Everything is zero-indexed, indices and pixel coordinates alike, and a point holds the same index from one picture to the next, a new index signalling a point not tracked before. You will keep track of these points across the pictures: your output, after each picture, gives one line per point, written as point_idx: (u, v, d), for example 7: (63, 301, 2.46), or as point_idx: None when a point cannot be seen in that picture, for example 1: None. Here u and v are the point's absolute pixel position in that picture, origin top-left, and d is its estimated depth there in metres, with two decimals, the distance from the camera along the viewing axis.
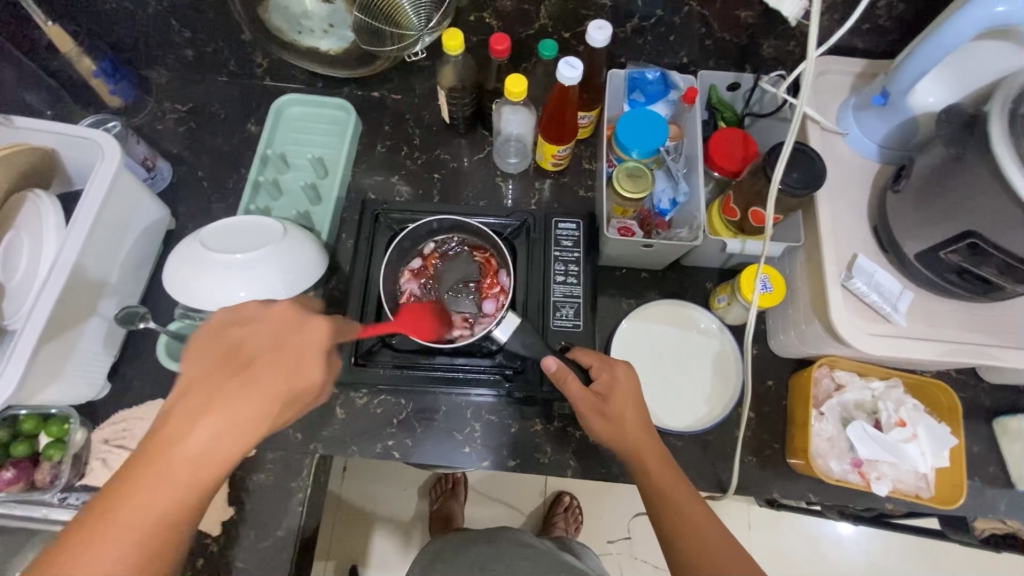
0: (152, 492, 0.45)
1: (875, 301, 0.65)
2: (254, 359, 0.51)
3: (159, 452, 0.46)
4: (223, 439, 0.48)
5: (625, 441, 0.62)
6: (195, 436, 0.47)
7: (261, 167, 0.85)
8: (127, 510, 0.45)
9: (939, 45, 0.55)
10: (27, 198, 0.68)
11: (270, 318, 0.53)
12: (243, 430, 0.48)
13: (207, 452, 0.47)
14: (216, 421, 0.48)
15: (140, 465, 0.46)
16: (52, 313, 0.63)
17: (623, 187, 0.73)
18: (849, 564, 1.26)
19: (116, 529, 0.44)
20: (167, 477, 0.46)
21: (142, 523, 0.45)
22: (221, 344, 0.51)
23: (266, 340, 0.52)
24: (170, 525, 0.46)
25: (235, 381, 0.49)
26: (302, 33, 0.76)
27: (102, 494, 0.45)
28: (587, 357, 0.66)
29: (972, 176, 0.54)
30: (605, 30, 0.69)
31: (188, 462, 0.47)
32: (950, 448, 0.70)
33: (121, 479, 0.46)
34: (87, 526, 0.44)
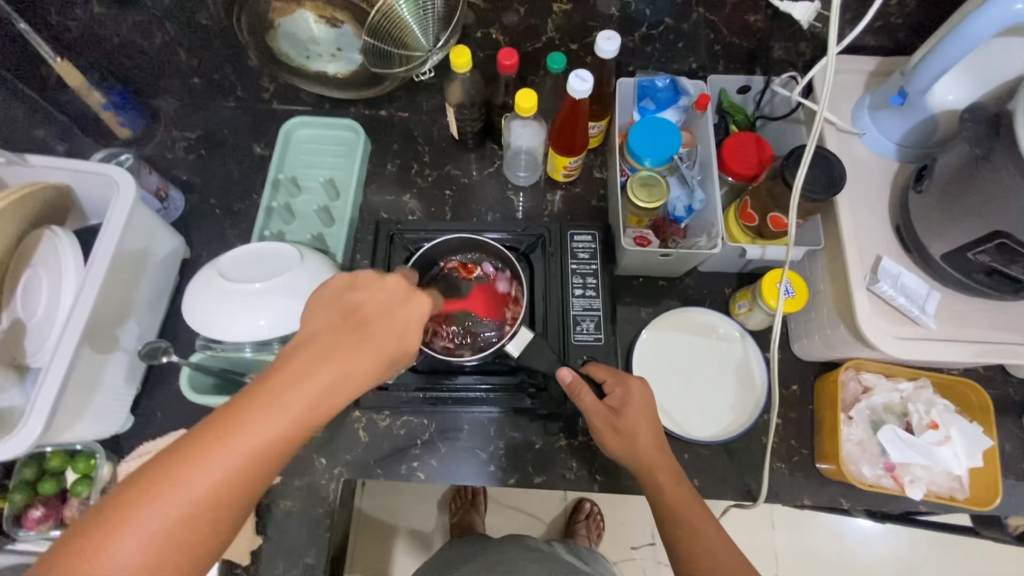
0: (263, 429, 0.41)
1: (902, 304, 0.64)
2: (369, 319, 0.48)
3: (274, 387, 0.42)
4: (336, 388, 0.44)
5: (637, 458, 0.60)
6: (313, 379, 0.43)
7: (273, 192, 0.85)
8: (235, 442, 0.40)
9: (959, 43, 0.54)
10: (45, 235, 0.68)
11: (386, 284, 0.50)
12: (355, 382, 0.45)
13: (321, 400, 0.43)
14: (333, 371, 0.44)
15: (251, 398, 0.42)
16: (77, 351, 0.64)
17: (637, 197, 0.72)
18: (876, 560, 1.25)
19: (222, 461, 0.40)
20: (281, 411, 0.42)
21: (245, 460, 0.40)
22: (339, 301, 0.49)
23: (381, 302, 0.49)
24: (267, 468, 0.41)
25: (352, 336, 0.46)
26: (311, 57, 0.74)
27: (212, 420, 0.41)
28: (601, 373, 0.66)
29: (1000, 175, 0.53)
30: (614, 40, 0.68)
31: (301, 406, 0.43)
32: (984, 450, 0.69)
33: (233, 408, 0.41)
34: (188, 449, 0.40)
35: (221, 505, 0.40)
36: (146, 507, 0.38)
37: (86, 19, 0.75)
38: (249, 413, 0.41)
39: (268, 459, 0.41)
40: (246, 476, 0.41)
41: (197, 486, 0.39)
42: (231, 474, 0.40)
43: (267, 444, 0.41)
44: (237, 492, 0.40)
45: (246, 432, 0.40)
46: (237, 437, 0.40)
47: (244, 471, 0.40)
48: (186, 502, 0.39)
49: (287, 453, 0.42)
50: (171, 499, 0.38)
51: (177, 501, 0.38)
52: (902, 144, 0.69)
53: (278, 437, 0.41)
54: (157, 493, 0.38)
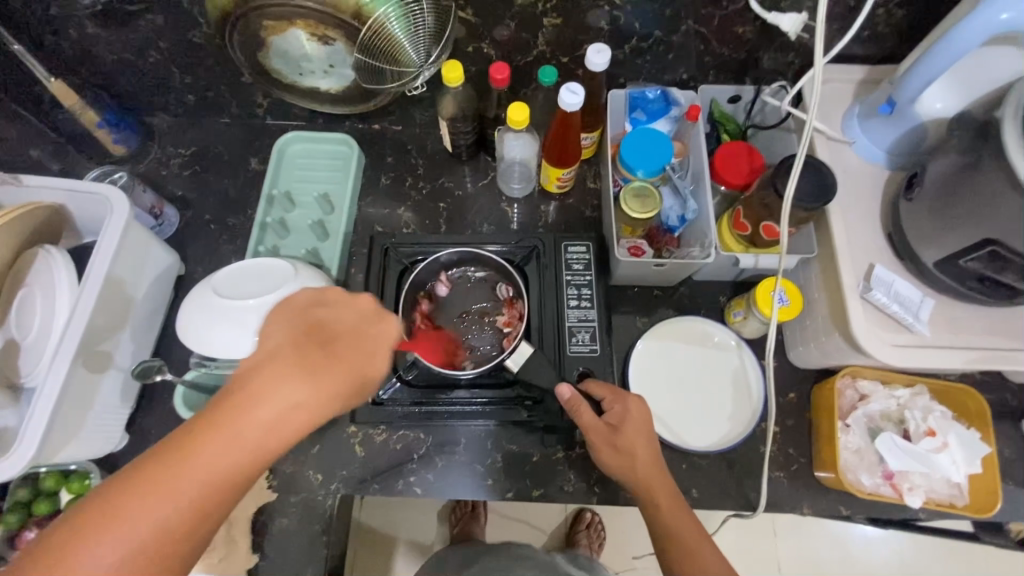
0: (218, 452, 0.41)
1: (896, 312, 0.64)
2: (334, 340, 0.49)
3: (232, 410, 0.43)
4: (296, 411, 0.45)
5: (635, 476, 0.60)
6: (271, 402, 0.44)
7: (267, 208, 0.85)
8: (189, 466, 0.40)
9: (946, 53, 0.55)
10: (38, 254, 0.68)
11: (356, 305, 0.52)
12: (315, 405, 0.46)
13: (279, 423, 0.44)
14: (293, 393, 0.45)
15: (208, 422, 0.42)
16: (69, 371, 0.63)
17: (631, 208, 0.72)
18: (880, 566, 1.24)
19: (175, 485, 0.40)
20: (236, 436, 0.42)
21: (200, 484, 0.41)
22: (305, 322, 0.50)
23: (346, 324, 0.50)
24: (222, 494, 0.41)
25: (314, 357, 0.47)
26: (303, 73, 0.76)
27: (166, 445, 0.41)
28: (600, 389, 0.65)
29: (990, 183, 0.53)
30: (603, 53, 0.69)
31: (258, 430, 0.43)
32: (983, 457, 0.69)
33: (188, 432, 0.42)
34: (141, 475, 0.40)
35: (174, 531, 0.40)
36: (94, 535, 0.38)
37: (78, 40, 0.75)
38: (205, 437, 0.42)
39: (224, 485, 0.41)
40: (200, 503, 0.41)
41: (148, 513, 0.39)
42: (184, 500, 0.40)
43: (222, 468, 0.41)
44: (191, 519, 0.40)
45: (201, 455, 0.41)
46: (191, 461, 0.41)
47: (198, 497, 0.40)
48: (136, 528, 0.39)
49: (241, 482, 0.42)
50: (121, 527, 0.38)
51: (127, 527, 0.38)
52: (892, 152, 0.70)
53: (232, 461, 0.42)
54: (106, 522, 0.38)
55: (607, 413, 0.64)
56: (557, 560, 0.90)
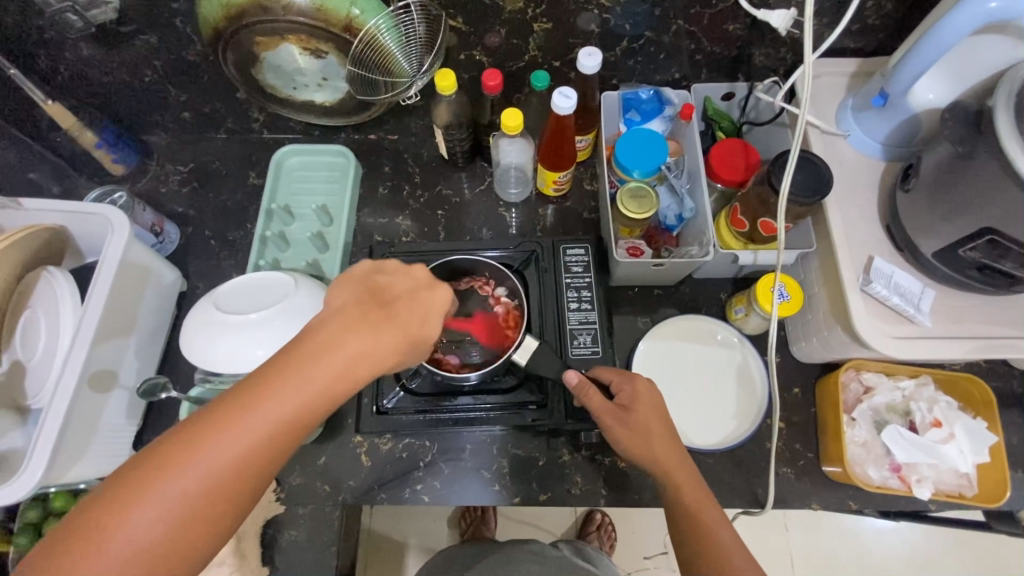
0: (280, 402, 0.41)
1: (897, 304, 0.64)
2: (393, 301, 0.47)
3: (298, 362, 0.42)
4: (356, 367, 0.43)
5: (650, 452, 0.59)
6: (334, 355, 0.43)
7: (267, 222, 0.85)
8: (254, 412, 0.40)
9: (935, 45, 0.55)
10: (43, 275, 0.69)
11: (411, 272, 0.49)
12: (375, 361, 0.44)
13: (340, 377, 0.43)
14: (353, 347, 0.43)
15: (273, 373, 0.42)
16: (77, 391, 0.64)
17: (628, 210, 0.72)
18: (893, 557, 1.23)
19: (241, 432, 0.40)
20: (300, 388, 0.41)
21: (264, 431, 0.40)
22: (364, 282, 0.47)
23: (407, 288, 0.48)
24: (285, 442, 0.41)
25: (376, 316, 0.45)
26: (297, 87, 0.76)
27: (234, 391, 0.41)
28: (607, 373, 0.66)
29: (985, 173, 0.53)
30: (595, 56, 0.69)
31: (321, 382, 0.42)
32: (990, 446, 0.69)
33: (255, 380, 0.41)
34: (210, 418, 0.40)
35: (237, 478, 0.40)
36: (165, 474, 0.38)
37: (74, 63, 0.76)
38: (270, 386, 0.41)
39: (287, 432, 0.41)
40: (265, 449, 0.40)
41: (216, 454, 0.39)
42: (250, 445, 0.40)
43: (284, 420, 0.41)
44: (256, 464, 0.40)
45: (263, 406, 0.40)
46: (257, 409, 0.40)
47: (262, 444, 0.40)
48: (204, 468, 0.39)
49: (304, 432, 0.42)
50: (189, 469, 0.38)
51: (193, 472, 0.38)
52: (887, 143, 0.70)
53: (294, 411, 0.41)
54: (177, 461, 0.38)
55: (617, 395, 0.64)
56: (571, 556, 0.90)
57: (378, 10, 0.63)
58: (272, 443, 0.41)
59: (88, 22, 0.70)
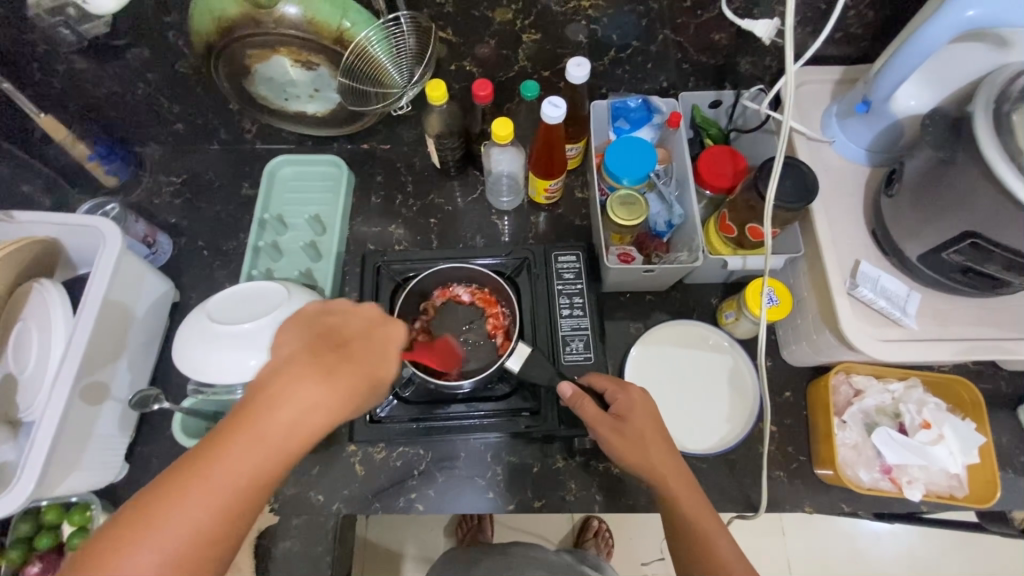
0: (241, 456, 0.42)
1: (884, 307, 0.65)
2: (347, 343, 0.50)
3: (260, 410, 0.44)
4: (313, 411, 0.45)
5: (648, 462, 0.59)
6: (291, 403, 0.45)
7: (260, 232, 0.86)
8: (215, 468, 0.41)
9: (915, 52, 0.56)
10: (33, 288, 0.68)
11: (361, 313, 0.53)
12: (333, 403, 0.46)
13: (299, 422, 0.44)
14: (310, 393, 0.45)
15: (231, 428, 0.43)
16: (68, 403, 0.63)
17: (618, 216, 0.73)
18: (889, 560, 1.24)
19: (209, 486, 0.41)
20: (263, 436, 0.43)
21: (226, 490, 0.41)
22: (318, 329, 0.51)
23: (357, 327, 0.51)
24: (252, 494, 0.42)
25: (330, 360, 0.48)
26: (289, 98, 0.77)
27: (194, 451, 0.42)
28: (602, 382, 0.65)
29: (964, 177, 0.54)
30: (583, 66, 0.70)
31: (281, 430, 0.44)
32: (979, 446, 0.70)
33: (212, 438, 0.43)
34: (171, 481, 0.41)
35: (206, 534, 0.40)
36: (134, 539, 0.39)
37: (67, 76, 0.76)
38: (230, 440, 0.43)
39: (251, 483, 0.42)
40: (231, 503, 0.41)
41: (182, 514, 0.40)
42: (217, 500, 0.41)
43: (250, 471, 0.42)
44: (224, 519, 0.41)
45: (228, 458, 0.42)
46: (219, 464, 0.41)
47: (229, 496, 0.41)
48: (173, 529, 0.39)
49: (271, 481, 0.43)
50: (160, 530, 0.39)
51: (163, 533, 0.39)
52: (872, 149, 0.71)
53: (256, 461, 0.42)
54: (143, 527, 0.39)
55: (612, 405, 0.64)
56: (570, 560, 0.92)
57: (369, 22, 0.65)
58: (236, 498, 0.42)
59: (81, 36, 0.70)
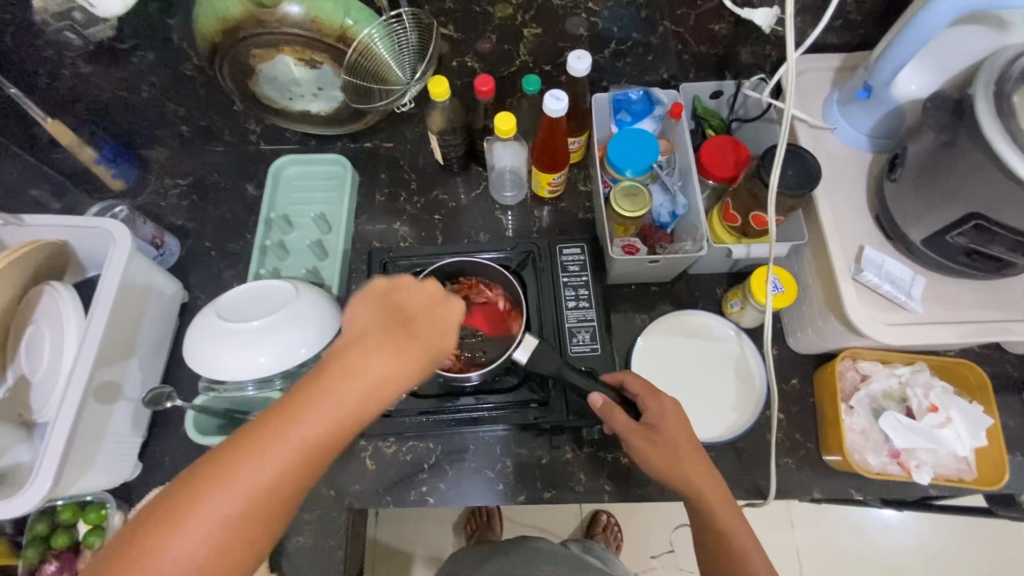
0: (308, 426, 0.42)
1: (889, 292, 0.65)
2: (412, 318, 0.48)
3: (329, 380, 0.43)
4: (383, 383, 0.45)
5: (678, 471, 0.59)
6: (358, 375, 0.44)
7: (266, 231, 0.87)
8: (284, 435, 0.41)
9: (916, 36, 0.56)
10: (44, 289, 0.69)
11: (426, 287, 0.50)
12: (399, 379, 0.45)
13: (367, 395, 0.44)
14: (377, 368, 0.45)
15: (299, 396, 0.43)
16: (83, 401, 0.64)
17: (622, 208, 0.73)
18: (899, 549, 1.24)
19: (275, 451, 0.41)
20: (334, 404, 0.43)
21: (293, 456, 0.41)
22: (384, 301, 0.49)
23: (424, 301, 0.50)
24: (317, 463, 0.42)
25: (398, 334, 0.47)
26: (293, 97, 0.78)
27: (263, 417, 0.42)
28: (635, 385, 0.64)
29: (966, 159, 0.55)
30: (585, 59, 0.70)
31: (347, 404, 0.43)
32: (987, 429, 0.70)
33: (284, 401, 0.43)
34: (242, 442, 0.41)
35: (275, 493, 0.41)
36: (206, 495, 0.39)
37: (74, 80, 0.77)
38: (297, 407, 0.42)
39: (319, 450, 0.42)
40: (297, 471, 0.41)
41: (252, 478, 0.40)
42: (284, 463, 0.41)
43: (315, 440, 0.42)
44: (289, 486, 0.41)
45: (297, 422, 0.42)
46: (290, 431, 0.41)
47: (298, 460, 0.41)
48: (244, 486, 0.40)
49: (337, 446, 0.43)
50: (231, 488, 0.40)
51: (236, 490, 0.40)
52: (873, 135, 0.71)
53: (323, 433, 0.42)
54: (214, 487, 0.40)
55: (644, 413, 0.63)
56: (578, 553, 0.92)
57: (371, 20, 0.65)
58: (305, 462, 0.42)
59: (86, 40, 0.72)
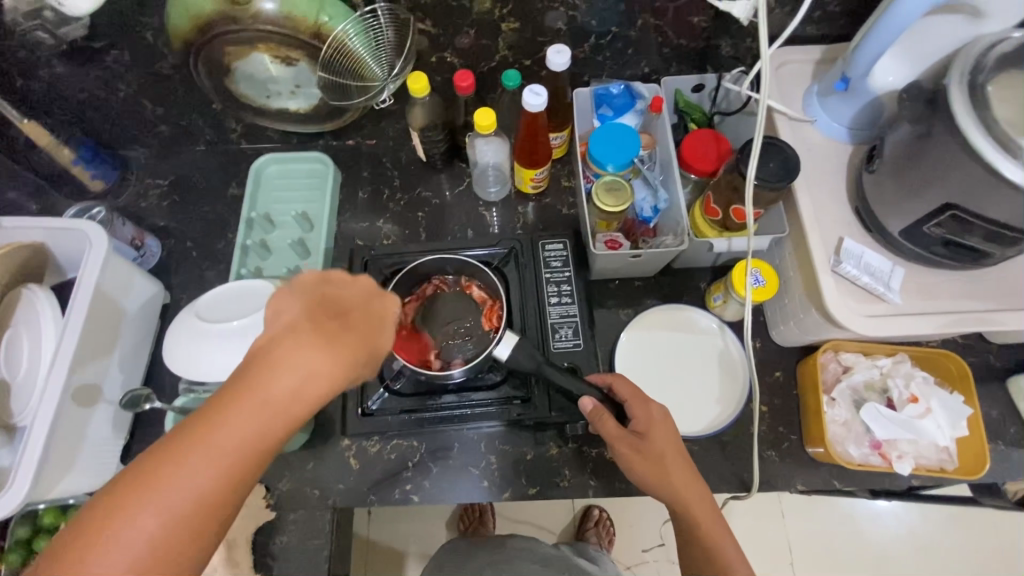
0: (235, 425, 0.41)
1: (868, 283, 0.65)
2: (342, 313, 0.48)
3: (258, 377, 0.43)
4: (313, 378, 0.44)
5: (666, 481, 0.58)
6: (289, 371, 0.44)
7: (248, 231, 0.86)
8: (211, 436, 0.41)
9: (891, 26, 0.56)
10: (23, 293, 0.68)
11: (358, 283, 0.51)
12: (330, 374, 0.45)
13: (297, 392, 0.43)
14: (307, 363, 0.44)
15: (229, 395, 0.42)
16: (61, 404, 0.64)
17: (604, 203, 0.73)
18: (889, 538, 1.24)
19: (203, 453, 0.40)
20: (262, 403, 0.42)
21: (220, 459, 0.41)
22: (314, 296, 0.49)
23: (356, 297, 0.50)
24: (249, 464, 0.42)
25: (327, 328, 0.46)
26: (271, 96, 0.78)
27: (191, 420, 0.41)
28: (625, 391, 0.64)
29: (941, 150, 0.54)
30: (564, 53, 0.70)
31: (276, 402, 0.43)
32: (967, 418, 0.70)
33: (211, 404, 0.42)
34: (168, 449, 0.40)
35: (206, 499, 0.40)
36: (134, 504, 0.39)
37: (49, 80, 0.76)
38: (225, 409, 0.42)
39: (247, 451, 0.42)
40: (224, 474, 0.41)
41: (177, 483, 0.39)
42: (212, 467, 0.40)
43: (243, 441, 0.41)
44: (218, 491, 0.40)
45: (225, 422, 0.41)
46: (216, 433, 0.41)
47: (227, 462, 0.41)
48: (171, 494, 0.39)
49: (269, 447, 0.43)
50: (158, 496, 0.39)
51: (162, 497, 0.39)
52: (853, 127, 0.71)
53: (253, 433, 0.42)
54: (137, 497, 0.39)
55: (632, 419, 0.63)
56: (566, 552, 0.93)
57: (346, 15, 0.65)
58: (233, 465, 0.41)
59: (59, 39, 0.70)
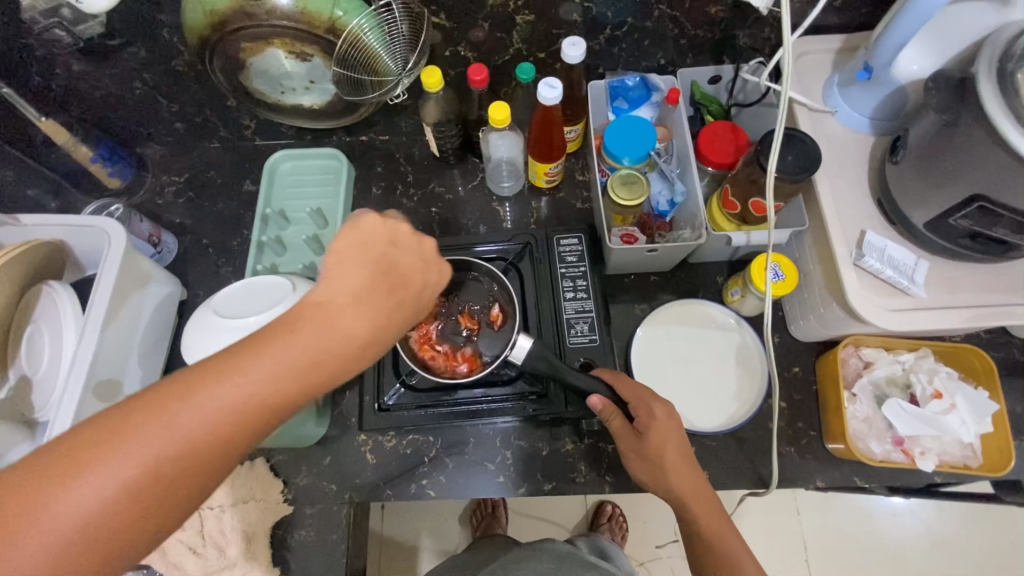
0: (269, 372, 0.38)
1: (891, 277, 0.64)
2: (398, 279, 0.45)
3: (303, 329, 0.40)
4: (356, 339, 0.42)
5: (663, 482, 0.60)
6: (333, 329, 0.41)
7: (263, 227, 0.86)
8: (240, 376, 0.37)
9: (918, 12, 0.55)
10: (42, 290, 0.69)
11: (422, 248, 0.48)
12: (372, 338, 0.43)
13: (336, 350, 0.41)
14: (353, 325, 0.42)
15: (264, 337, 0.39)
16: (82, 399, 0.65)
17: (618, 195, 0.72)
18: (907, 536, 1.23)
19: (228, 394, 0.37)
20: (299, 355, 0.39)
21: (244, 403, 0.37)
22: (376, 257, 0.45)
23: (414, 263, 0.47)
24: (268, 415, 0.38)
25: (383, 292, 0.44)
26: (285, 91, 0.77)
27: (220, 355, 0.38)
28: (627, 392, 0.63)
29: (969, 139, 0.53)
30: (579, 45, 0.69)
31: (313, 356, 0.40)
32: (993, 414, 0.69)
33: (247, 343, 0.39)
34: (190, 380, 0.37)
35: (217, 439, 0.37)
36: (138, 427, 0.35)
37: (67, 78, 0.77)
38: (263, 353, 0.38)
39: (274, 401, 0.38)
40: (244, 420, 0.37)
41: (192, 419, 0.36)
42: (236, 409, 0.37)
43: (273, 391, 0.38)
44: (231, 436, 0.37)
45: (261, 367, 0.38)
46: (246, 374, 0.37)
47: (251, 408, 0.38)
48: (183, 427, 0.36)
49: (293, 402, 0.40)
50: (166, 425, 0.35)
51: (172, 429, 0.35)
52: (875, 117, 0.69)
53: (284, 384, 0.39)
54: (146, 422, 0.35)
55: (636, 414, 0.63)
56: (579, 550, 0.92)
57: (360, 10, 0.64)
58: (254, 414, 0.38)
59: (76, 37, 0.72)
